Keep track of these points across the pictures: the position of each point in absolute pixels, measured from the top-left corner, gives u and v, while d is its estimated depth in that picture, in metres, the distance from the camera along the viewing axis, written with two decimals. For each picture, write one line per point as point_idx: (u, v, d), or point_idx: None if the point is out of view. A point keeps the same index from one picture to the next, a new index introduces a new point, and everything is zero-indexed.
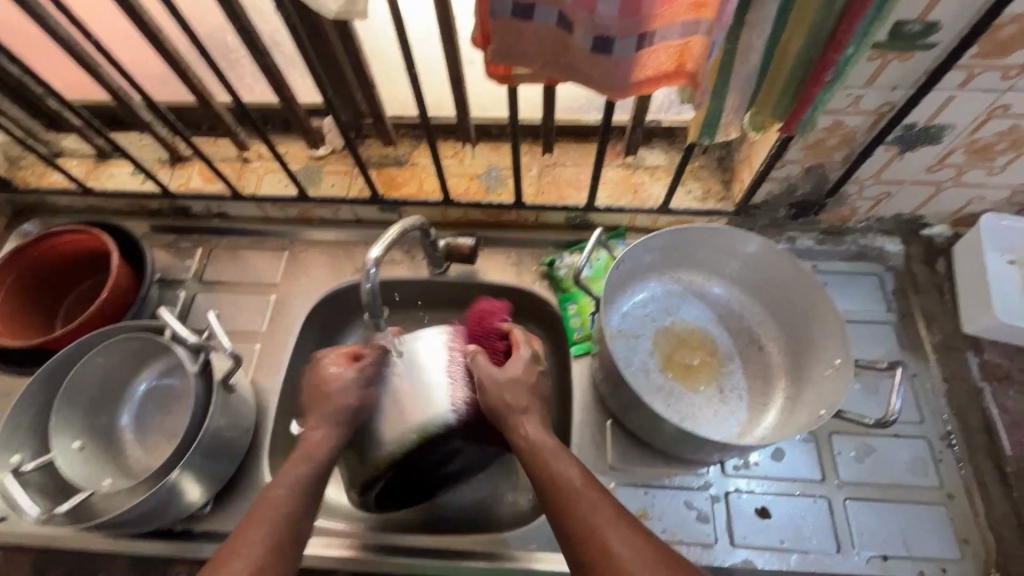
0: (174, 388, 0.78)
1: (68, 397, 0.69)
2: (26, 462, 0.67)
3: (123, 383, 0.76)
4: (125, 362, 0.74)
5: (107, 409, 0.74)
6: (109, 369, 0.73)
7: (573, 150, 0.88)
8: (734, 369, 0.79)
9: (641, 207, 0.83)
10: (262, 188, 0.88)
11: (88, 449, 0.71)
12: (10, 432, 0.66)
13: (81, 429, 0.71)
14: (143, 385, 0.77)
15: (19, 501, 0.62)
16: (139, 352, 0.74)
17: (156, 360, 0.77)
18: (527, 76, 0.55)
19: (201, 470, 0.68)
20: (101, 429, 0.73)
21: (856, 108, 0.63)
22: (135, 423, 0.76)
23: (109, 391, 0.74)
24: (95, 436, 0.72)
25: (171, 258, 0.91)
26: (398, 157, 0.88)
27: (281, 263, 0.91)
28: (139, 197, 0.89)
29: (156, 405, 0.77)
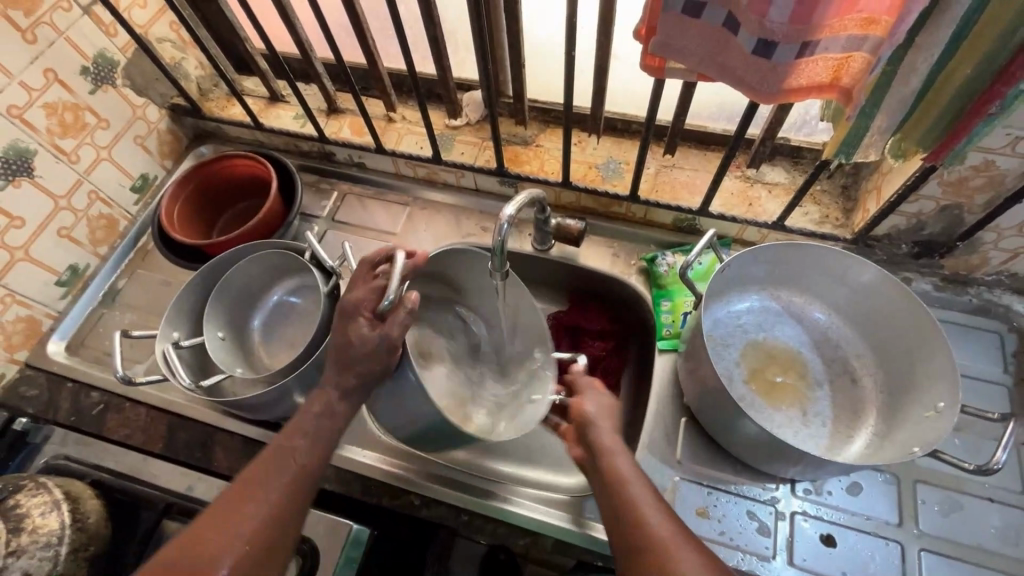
0: (298, 306, 0.89)
1: (221, 291, 0.82)
2: (182, 338, 0.80)
3: (261, 292, 0.88)
4: (267, 273, 0.86)
5: (245, 310, 0.87)
6: (255, 276, 0.85)
7: (693, 156, 0.90)
8: (820, 398, 0.78)
9: (753, 219, 0.84)
10: (401, 146, 0.98)
11: (227, 340, 0.83)
12: (175, 311, 0.79)
13: (224, 322, 0.83)
14: (275, 297, 0.89)
15: (177, 368, 0.74)
16: (280, 266, 0.86)
17: (290, 278, 0.88)
18: (680, 71, 0.59)
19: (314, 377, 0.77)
20: (238, 326, 0.85)
21: (1012, 149, 0.61)
22: (263, 327, 0.87)
23: (250, 295, 0.86)
24: (233, 329, 0.84)
25: (312, 196, 1.03)
26: (525, 137, 0.94)
27: (401, 216, 1.00)
28: (297, 138, 1.02)
29: (282, 315, 0.88)
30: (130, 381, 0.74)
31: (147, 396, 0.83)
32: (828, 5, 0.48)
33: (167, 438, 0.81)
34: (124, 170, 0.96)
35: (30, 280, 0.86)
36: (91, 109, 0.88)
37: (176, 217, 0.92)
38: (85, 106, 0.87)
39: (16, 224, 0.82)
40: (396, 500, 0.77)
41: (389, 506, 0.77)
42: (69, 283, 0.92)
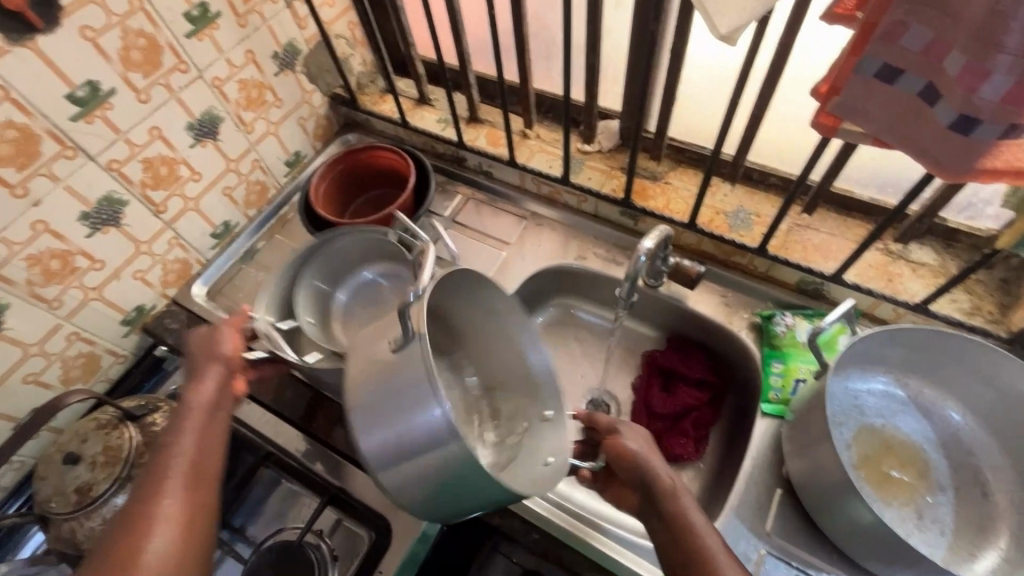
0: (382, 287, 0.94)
1: (316, 266, 0.88)
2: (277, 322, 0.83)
3: (354, 269, 0.94)
4: (363, 251, 0.93)
5: (334, 284, 0.93)
6: (350, 256, 0.92)
7: (832, 219, 0.86)
8: (941, 503, 0.71)
9: (892, 296, 0.79)
10: (531, 161, 1.01)
11: (315, 325, 0.88)
12: (273, 295, 0.84)
13: (312, 307, 0.89)
14: (365, 276, 0.95)
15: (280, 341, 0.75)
16: (375, 248, 0.92)
17: (380, 262, 0.94)
18: (855, 133, 0.58)
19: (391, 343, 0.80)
20: (325, 301, 0.91)
21: None
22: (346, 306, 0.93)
23: (337, 270, 0.93)
24: (319, 312, 0.89)
25: (438, 195, 1.09)
26: (655, 173, 0.95)
27: (518, 228, 1.04)
28: (436, 140, 1.08)
29: (367, 293, 0.94)
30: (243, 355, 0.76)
31: None
32: None
33: (277, 391, 0.89)
34: (283, 145, 1.07)
35: (194, 229, 0.97)
36: (272, 89, 0.99)
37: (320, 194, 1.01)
38: (268, 86, 0.98)
39: (196, 178, 0.93)
40: None
41: (463, 503, 0.79)
42: (221, 237, 1.03)
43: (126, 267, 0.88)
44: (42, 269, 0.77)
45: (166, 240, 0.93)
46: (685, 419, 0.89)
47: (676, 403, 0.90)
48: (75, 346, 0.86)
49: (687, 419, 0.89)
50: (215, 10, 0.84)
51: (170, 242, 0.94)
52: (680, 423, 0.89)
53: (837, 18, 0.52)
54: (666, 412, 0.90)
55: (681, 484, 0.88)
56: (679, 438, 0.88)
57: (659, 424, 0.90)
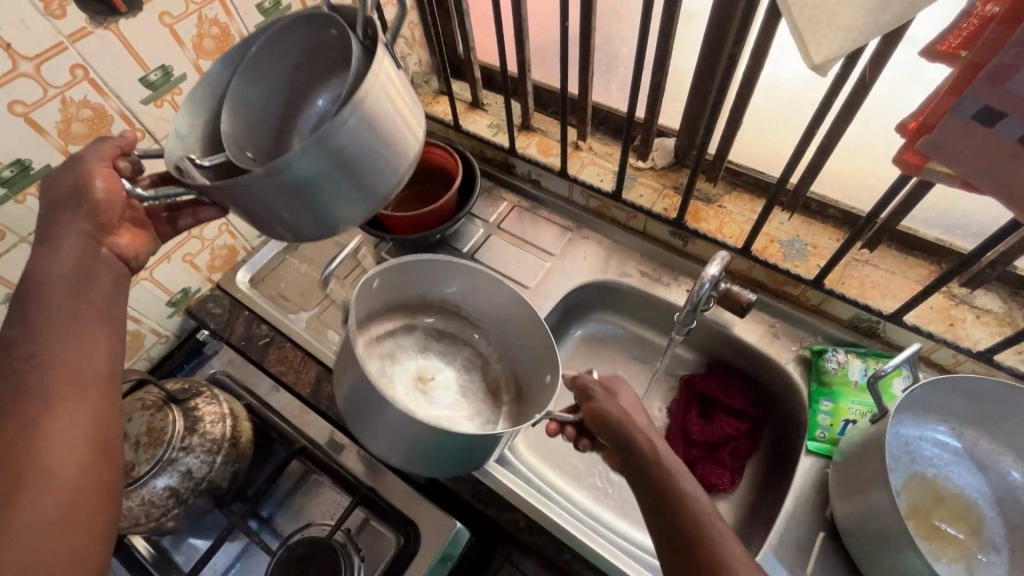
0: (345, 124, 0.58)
1: (255, 74, 0.57)
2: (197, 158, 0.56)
3: (306, 93, 0.60)
4: (316, 63, 0.58)
5: (285, 111, 0.60)
6: (292, 65, 0.58)
7: (893, 257, 0.83)
8: (995, 563, 0.68)
9: (953, 341, 0.76)
10: (582, 173, 1.00)
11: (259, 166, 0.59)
12: (190, 116, 0.55)
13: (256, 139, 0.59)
14: (321, 102, 0.59)
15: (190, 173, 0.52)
16: (320, 53, 0.58)
17: (336, 79, 0.58)
18: (941, 174, 0.56)
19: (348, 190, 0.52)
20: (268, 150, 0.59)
21: None
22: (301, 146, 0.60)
23: (287, 109, 0.60)
24: (264, 154, 0.59)
25: (484, 199, 1.09)
26: (709, 195, 0.93)
27: (563, 239, 1.02)
28: (486, 144, 1.08)
29: (323, 130, 0.58)
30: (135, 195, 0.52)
31: (308, 342, 0.92)
32: None
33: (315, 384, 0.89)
34: None
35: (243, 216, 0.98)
36: None
37: None
38: None
39: None
40: (504, 514, 0.77)
41: (497, 518, 0.77)
42: None
43: (177, 250, 0.89)
44: None
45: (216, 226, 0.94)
46: (727, 450, 0.87)
47: (718, 433, 0.88)
48: None
49: (730, 450, 0.87)
50: (286, 4, 0.85)
51: (220, 228, 0.95)
52: (720, 454, 0.87)
53: (939, 55, 0.50)
54: (708, 440, 0.88)
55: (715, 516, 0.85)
56: (721, 470, 0.86)
57: (700, 452, 0.88)
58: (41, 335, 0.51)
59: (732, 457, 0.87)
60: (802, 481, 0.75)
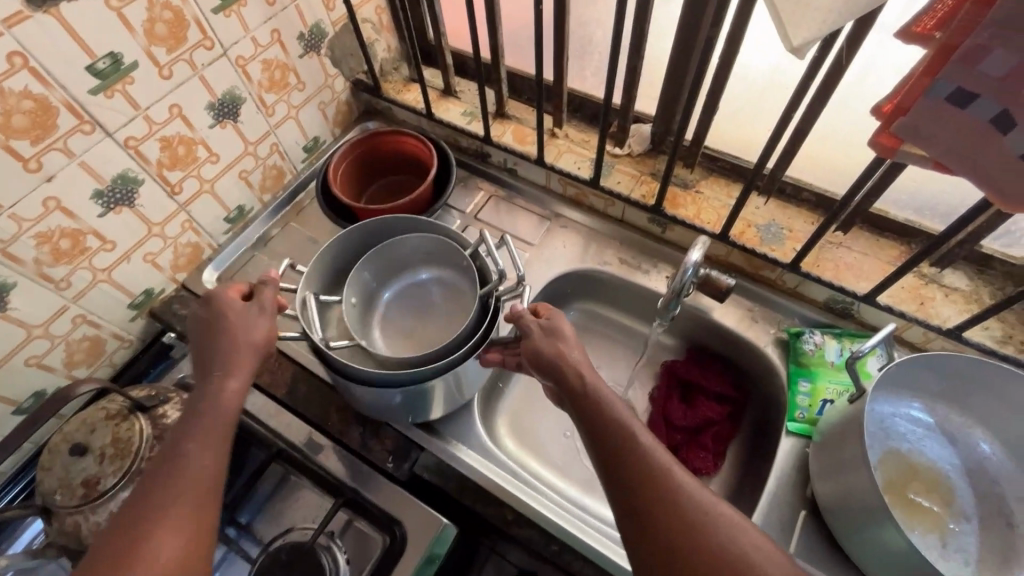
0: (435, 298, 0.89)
1: (381, 257, 0.86)
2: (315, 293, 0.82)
3: (411, 273, 0.90)
4: (424, 256, 0.88)
5: (386, 281, 0.89)
6: (414, 252, 0.87)
7: (865, 239, 0.85)
8: (966, 531, 0.70)
9: (924, 320, 0.78)
10: (558, 161, 0.99)
11: (357, 305, 0.85)
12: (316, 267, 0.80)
13: (359, 289, 0.85)
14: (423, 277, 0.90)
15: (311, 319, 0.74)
16: (435, 250, 0.87)
17: (440, 268, 0.89)
18: (915, 156, 0.57)
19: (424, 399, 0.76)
20: (370, 294, 0.88)
21: None
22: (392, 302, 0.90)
23: (392, 267, 0.89)
24: (366, 300, 0.87)
25: (459, 189, 1.07)
26: (686, 181, 0.93)
27: (541, 229, 1.01)
28: (460, 133, 1.06)
29: (416, 296, 0.90)
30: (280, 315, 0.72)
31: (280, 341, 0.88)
32: None
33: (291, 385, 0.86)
34: (302, 130, 1.04)
35: (207, 212, 0.94)
36: (295, 71, 0.96)
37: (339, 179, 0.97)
38: (292, 68, 0.94)
39: (213, 159, 0.90)
40: (490, 509, 0.77)
41: (484, 513, 0.78)
42: (234, 222, 1.00)
43: (137, 249, 0.85)
44: (51, 248, 0.73)
45: (178, 223, 0.89)
46: (708, 433, 0.88)
47: (698, 416, 0.89)
48: (80, 328, 0.82)
49: (710, 432, 0.88)
50: None
51: (183, 226, 0.90)
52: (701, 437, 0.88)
53: (914, 37, 0.50)
54: (690, 424, 0.89)
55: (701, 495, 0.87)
56: (703, 454, 0.87)
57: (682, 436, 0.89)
58: (178, 456, 0.53)
59: (713, 439, 0.88)
60: (783, 462, 0.77)
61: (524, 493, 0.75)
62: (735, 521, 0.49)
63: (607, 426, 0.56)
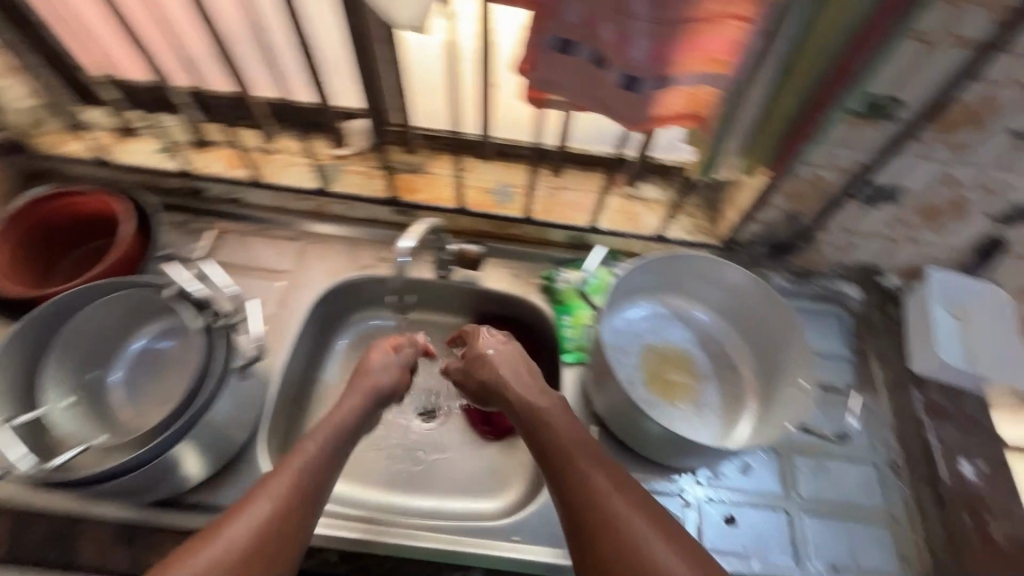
0: (168, 352, 0.77)
1: (68, 341, 0.70)
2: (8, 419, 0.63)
3: (120, 339, 0.75)
4: (128, 316, 0.74)
5: (100, 362, 0.74)
6: (112, 318, 0.73)
7: (578, 175, 0.93)
8: (710, 389, 0.87)
9: (636, 233, 0.91)
10: (282, 178, 0.92)
11: (74, 405, 0.70)
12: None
13: (69, 382, 0.69)
14: (139, 342, 0.77)
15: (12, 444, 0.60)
16: (141, 306, 0.74)
17: (153, 319, 0.76)
18: (560, 103, 0.63)
19: (210, 444, 0.70)
20: (90, 383, 0.72)
21: (832, 164, 0.73)
22: (124, 381, 0.75)
23: (105, 342, 0.74)
24: (85, 391, 0.71)
25: (181, 235, 0.93)
26: (415, 164, 0.94)
27: (291, 252, 0.94)
28: (158, 175, 0.92)
29: (150, 363, 0.76)
30: None
31: None
32: (677, 46, 0.54)
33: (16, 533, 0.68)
34: None
35: None
36: None
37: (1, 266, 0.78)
38: None
39: None
40: (314, 559, 0.73)
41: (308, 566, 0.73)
42: None
43: None
44: None
45: None
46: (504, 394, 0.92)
47: None
48: None
49: None
50: None
51: None
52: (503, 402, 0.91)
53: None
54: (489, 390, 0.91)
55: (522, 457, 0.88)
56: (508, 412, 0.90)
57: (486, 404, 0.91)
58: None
59: None
60: (569, 393, 0.85)
61: (341, 528, 0.71)
62: (666, 541, 0.54)
63: (556, 449, 0.61)
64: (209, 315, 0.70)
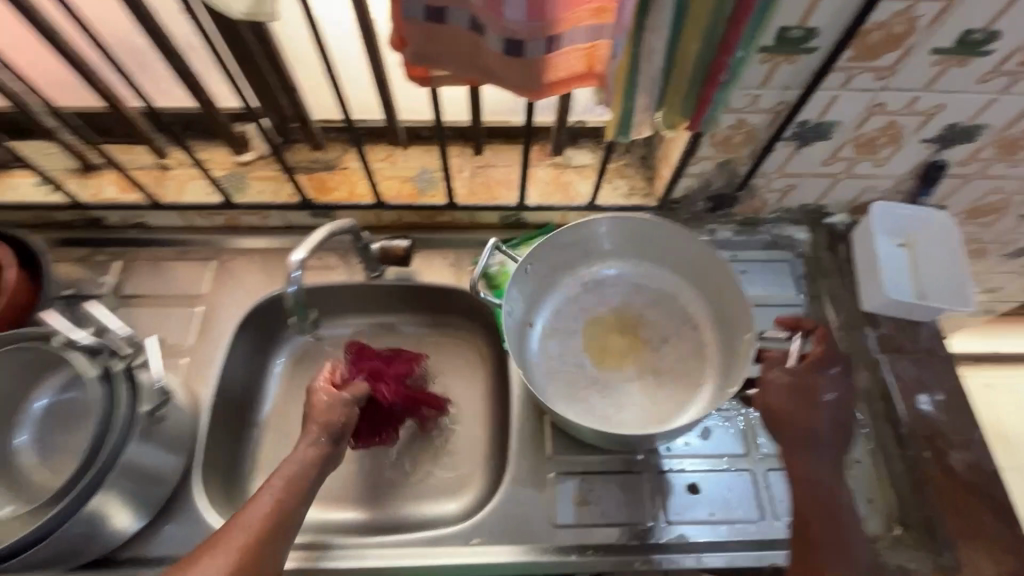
0: (77, 404, 0.70)
1: None
2: None
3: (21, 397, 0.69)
4: (24, 372, 0.67)
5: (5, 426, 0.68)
6: (6, 379, 0.66)
7: (504, 151, 0.89)
8: (662, 352, 0.83)
9: (569, 205, 0.86)
10: (185, 195, 0.85)
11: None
12: None
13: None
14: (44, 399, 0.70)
15: None
16: (36, 362, 0.67)
17: (56, 372, 0.70)
18: (445, 78, 0.57)
19: (132, 495, 0.66)
20: None
21: (756, 106, 0.69)
22: (35, 442, 0.69)
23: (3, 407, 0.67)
24: None
25: (85, 272, 0.86)
26: (328, 161, 0.87)
27: (208, 273, 0.87)
28: (46, 209, 0.84)
29: (60, 419, 0.70)
30: None
31: None
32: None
33: None
34: None
35: None
36: None
37: None
38: None
39: None
40: None
41: None
42: None
43: None
44: None
45: None
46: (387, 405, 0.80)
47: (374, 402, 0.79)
48: None
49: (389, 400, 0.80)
50: None
51: None
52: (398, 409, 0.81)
53: None
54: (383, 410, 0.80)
55: (476, 457, 0.84)
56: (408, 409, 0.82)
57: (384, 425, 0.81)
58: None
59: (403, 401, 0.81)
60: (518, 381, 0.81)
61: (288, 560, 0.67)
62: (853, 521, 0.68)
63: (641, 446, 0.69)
64: (105, 359, 0.64)
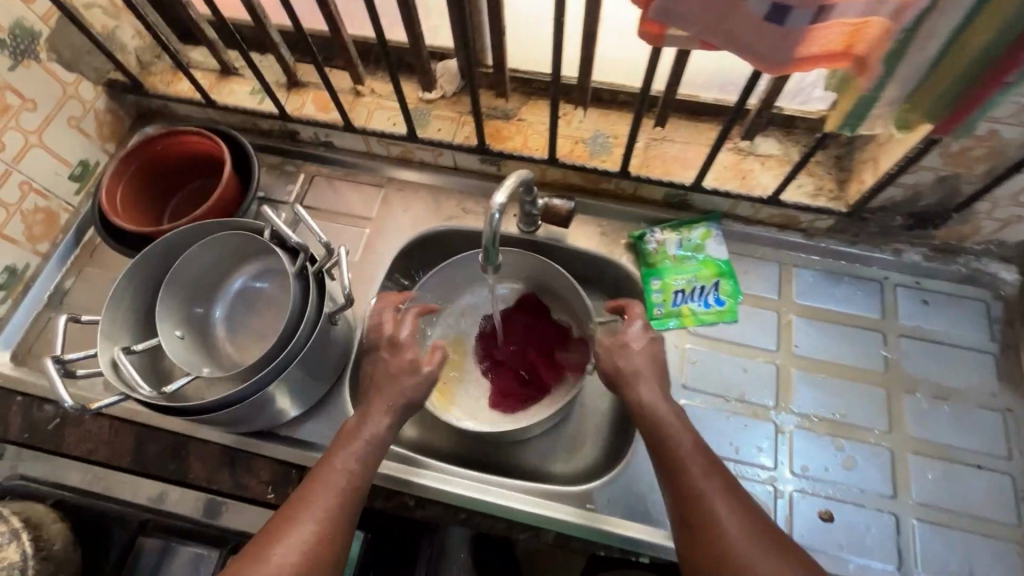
0: (264, 293, 0.79)
1: (177, 278, 0.72)
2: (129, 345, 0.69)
3: (223, 277, 0.78)
4: (229, 256, 0.76)
5: (206, 299, 0.77)
6: (216, 259, 0.75)
7: (684, 126, 0.85)
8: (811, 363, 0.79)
9: (747, 194, 0.81)
10: (372, 122, 0.90)
11: (187, 339, 0.74)
12: (111, 319, 0.67)
13: (181, 319, 0.73)
14: (239, 281, 0.79)
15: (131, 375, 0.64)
16: (241, 249, 0.75)
17: (252, 261, 0.78)
18: (682, 38, 0.54)
19: (299, 384, 0.73)
20: (197, 316, 0.76)
21: (1019, 118, 0.60)
22: (226, 318, 0.78)
23: (209, 282, 0.77)
24: (193, 325, 0.75)
25: (276, 178, 0.95)
26: (507, 111, 0.88)
27: (377, 199, 0.93)
28: (255, 116, 0.93)
29: (247, 303, 0.79)
30: (85, 409, 0.62)
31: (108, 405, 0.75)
32: None
33: (135, 450, 0.74)
34: (60, 156, 0.86)
35: None
36: (12, 87, 0.77)
37: (121, 199, 0.82)
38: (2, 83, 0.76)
39: None
40: (389, 501, 0.73)
41: (382, 508, 0.73)
42: (8, 286, 0.83)
43: None
44: None
45: None
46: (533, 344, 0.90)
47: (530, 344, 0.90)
48: None
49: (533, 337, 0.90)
50: None
51: None
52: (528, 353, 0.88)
53: None
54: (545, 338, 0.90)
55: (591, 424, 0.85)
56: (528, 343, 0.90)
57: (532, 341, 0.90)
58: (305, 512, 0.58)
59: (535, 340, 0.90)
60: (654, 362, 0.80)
61: (420, 476, 0.72)
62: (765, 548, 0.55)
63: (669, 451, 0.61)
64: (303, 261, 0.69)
